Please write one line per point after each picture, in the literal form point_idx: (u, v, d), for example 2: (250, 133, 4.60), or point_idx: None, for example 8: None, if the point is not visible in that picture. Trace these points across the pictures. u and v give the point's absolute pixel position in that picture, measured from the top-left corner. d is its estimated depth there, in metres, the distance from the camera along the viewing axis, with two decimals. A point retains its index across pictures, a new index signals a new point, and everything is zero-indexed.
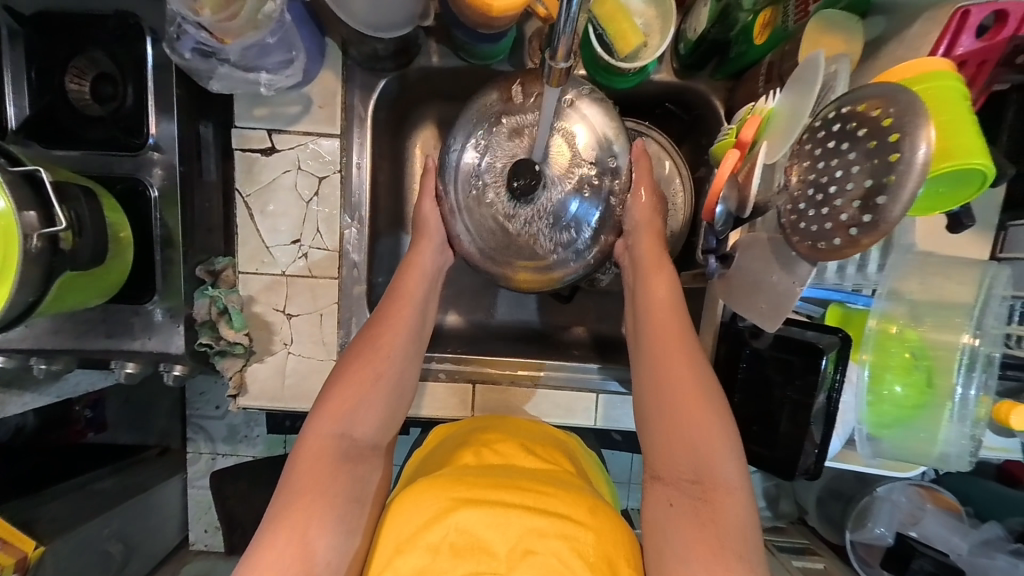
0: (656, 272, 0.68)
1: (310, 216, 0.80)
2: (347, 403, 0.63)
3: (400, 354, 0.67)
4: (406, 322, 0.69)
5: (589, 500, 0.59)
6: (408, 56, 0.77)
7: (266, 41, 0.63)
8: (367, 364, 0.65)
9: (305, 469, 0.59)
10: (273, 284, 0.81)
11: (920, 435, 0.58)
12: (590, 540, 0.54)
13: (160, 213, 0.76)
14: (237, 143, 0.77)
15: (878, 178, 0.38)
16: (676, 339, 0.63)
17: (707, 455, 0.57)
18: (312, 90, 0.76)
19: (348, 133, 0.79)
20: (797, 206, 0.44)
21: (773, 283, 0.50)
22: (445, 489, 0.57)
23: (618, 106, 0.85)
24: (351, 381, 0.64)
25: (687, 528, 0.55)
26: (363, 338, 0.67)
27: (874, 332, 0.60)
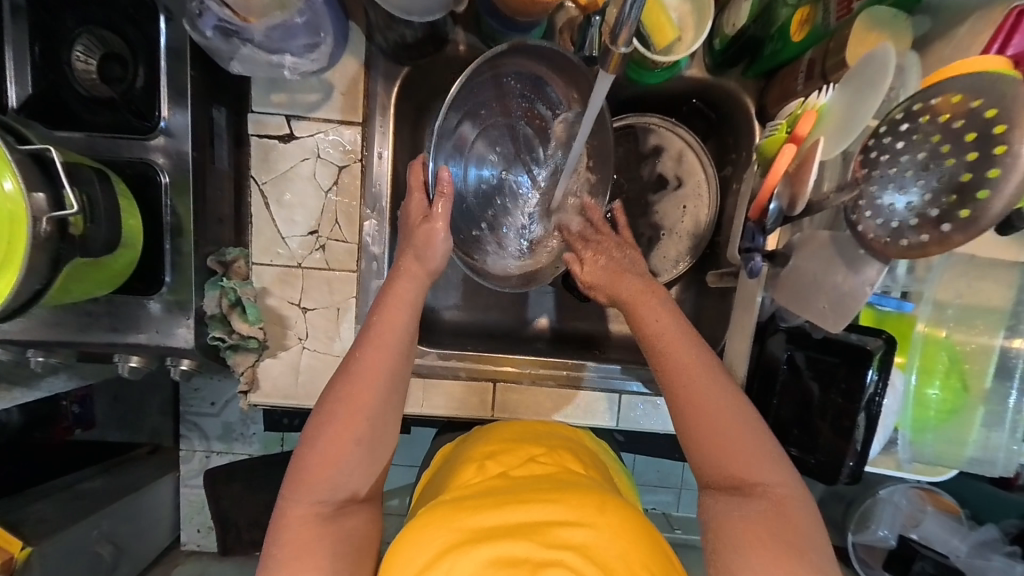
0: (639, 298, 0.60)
1: (328, 207, 0.77)
2: (324, 465, 0.56)
3: (377, 411, 0.58)
4: (388, 351, 0.59)
5: (596, 498, 0.57)
6: (435, 44, 0.75)
7: (294, 21, 0.61)
8: (339, 426, 0.57)
9: (293, 533, 0.54)
10: (287, 277, 0.78)
11: (959, 441, 0.58)
12: (602, 542, 0.53)
13: (170, 201, 0.73)
14: (253, 129, 0.74)
15: (978, 172, 0.37)
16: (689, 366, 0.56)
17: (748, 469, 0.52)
18: (333, 76, 0.74)
19: (369, 123, 0.77)
20: (875, 200, 0.44)
21: (836, 283, 0.49)
22: (449, 521, 0.55)
23: (645, 100, 0.83)
24: (327, 450, 0.56)
25: (755, 537, 0.50)
26: (338, 394, 0.58)
27: (921, 337, 0.58)
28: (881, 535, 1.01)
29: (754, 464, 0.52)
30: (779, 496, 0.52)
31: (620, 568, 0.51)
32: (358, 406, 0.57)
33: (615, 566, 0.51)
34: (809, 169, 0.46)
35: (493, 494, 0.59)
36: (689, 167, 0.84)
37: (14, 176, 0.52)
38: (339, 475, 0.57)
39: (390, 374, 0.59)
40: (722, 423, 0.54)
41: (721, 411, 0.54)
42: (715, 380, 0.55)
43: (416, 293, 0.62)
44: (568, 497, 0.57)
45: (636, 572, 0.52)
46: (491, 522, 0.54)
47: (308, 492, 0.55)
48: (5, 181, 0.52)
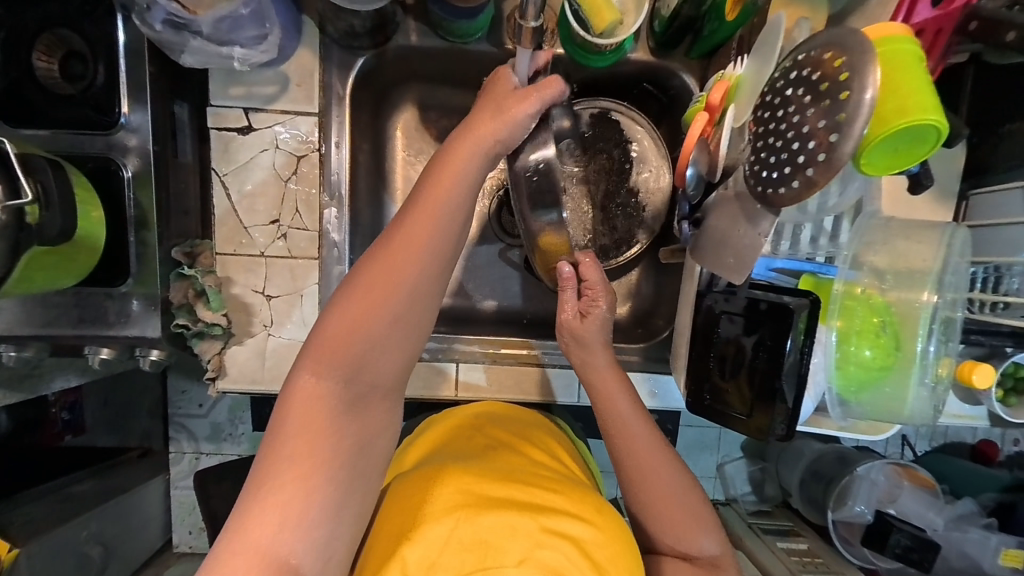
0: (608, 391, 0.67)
1: (289, 195, 0.79)
2: (349, 335, 0.53)
3: (414, 288, 0.55)
4: (435, 222, 0.55)
5: (595, 500, 0.59)
6: (384, 33, 0.77)
7: (239, 12, 0.63)
8: (367, 297, 0.54)
9: (305, 403, 0.53)
10: (252, 265, 0.80)
11: (888, 395, 0.60)
12: (595, 540, 0.55)
13: (133, 193, 0.75)
14: (212, 121, 0.77)
15: (831, 117, 0.40)
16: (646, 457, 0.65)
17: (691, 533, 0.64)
18: (288, 68, 0.76)
19: (326, 113, 0.79)
20: (758, 152, 0.45)
21: (739, 238, 0.50)
22: (452, 480, 0.58)
23: (596, 85, 0.86)
24: (357, 315, 0.53)
25: None
26: (375, 263, 0.54)
27: (840, 293, 0.61)
28: (858, 511, 1.03)
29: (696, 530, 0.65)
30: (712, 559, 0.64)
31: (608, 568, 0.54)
32: (390, 277, 0.54)
33: (603, 564, 0.54)
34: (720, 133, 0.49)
35: (500, 468, 0.61)
36: (643, 153, 0.86)
37: None
38: (366, 349, 0.54)
39: (434, 251, 0.55)
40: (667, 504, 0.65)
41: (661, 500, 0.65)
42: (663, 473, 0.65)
43: (461, 191, 0.56)
44: (567, 494, 0.59)
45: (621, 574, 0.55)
46: (493, 492, 0.57)
47: (327, 367, 0.53)
48: None
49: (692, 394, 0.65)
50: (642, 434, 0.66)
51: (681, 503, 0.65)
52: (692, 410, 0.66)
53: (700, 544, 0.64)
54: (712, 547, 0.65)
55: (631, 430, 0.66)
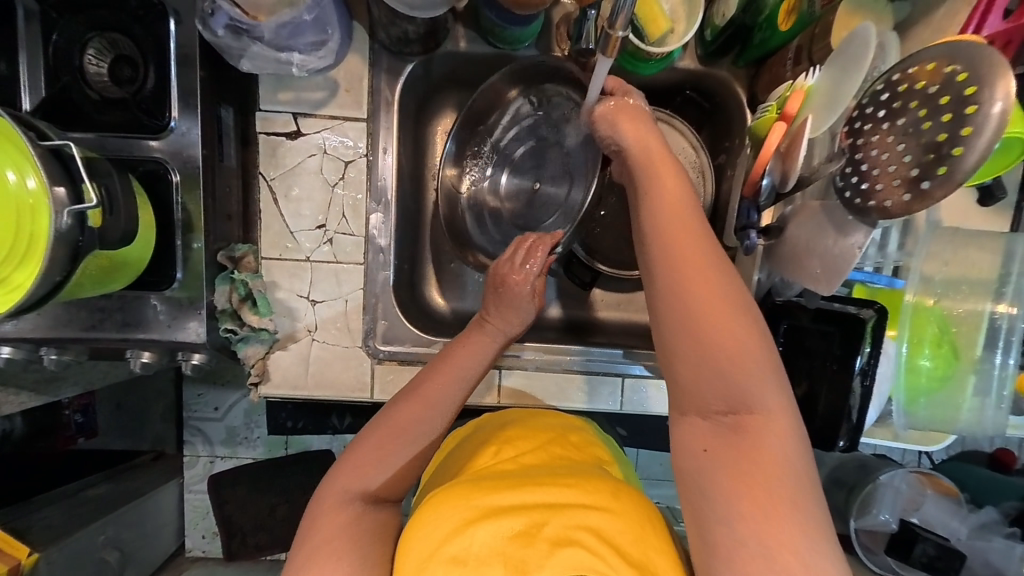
0: (662, 170, 0.55)
1: (335, 200, 0.79)
2: (378, 451, 0.60)
3: (441, 416, 0.65)
4: (468, 359, 0.68)
5: (610, 486, 0.58)
6: (435, 40, 0.77)
7: (302, 19, 0.63)
8: (412, 412, 0.63)
9: (324, 519, 0.55)
10: (296, 270, 0.79)
11: (952, 406, 0.60)
12: (617, 527, 0.52)
13: (181, 198, 0.75)
14: (261, 126, 0.77)
15: (952, 131, 0.40)
16: (694, 259, 0.49)
17: (735, 381, 0.46)
18: (338, 74, 0.76)
19: (374, 119, 0.79)
20: (860, 167, 0.47)
21: (828, 247, 0.52)
22: (463, 498, 0.55)
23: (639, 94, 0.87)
24: (384, 439, 0.61)
25: (734, 482, 0.45)
26: (407, 397, 0.64)
27: (910, 306, 0.61)
28: (882, 519, 1.02)
29: (745, 379, 0.47)
30: (762, 418, 0.46)
31: (634, 552, 0.51)
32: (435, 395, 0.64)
33: (630, 552, 0.51)
34: (797, 148, 0.50)
35: (511, 478, 0.59)
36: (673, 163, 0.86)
37: (36, 173, 0.54)
38: (397, 457, 0.61)
39: (458, 388, 0.66)
40: (718, 324, 0.47)
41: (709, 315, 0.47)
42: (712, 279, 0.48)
43: (480, 344, 0.70)
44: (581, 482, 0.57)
45: (651, 556, 0.52)
46: (505, 501, 0.54)
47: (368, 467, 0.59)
48: (27, 177, 0.55)
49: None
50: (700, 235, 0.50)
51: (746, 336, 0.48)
52: None
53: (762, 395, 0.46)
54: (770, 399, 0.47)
55: (686, 224, 0.51)
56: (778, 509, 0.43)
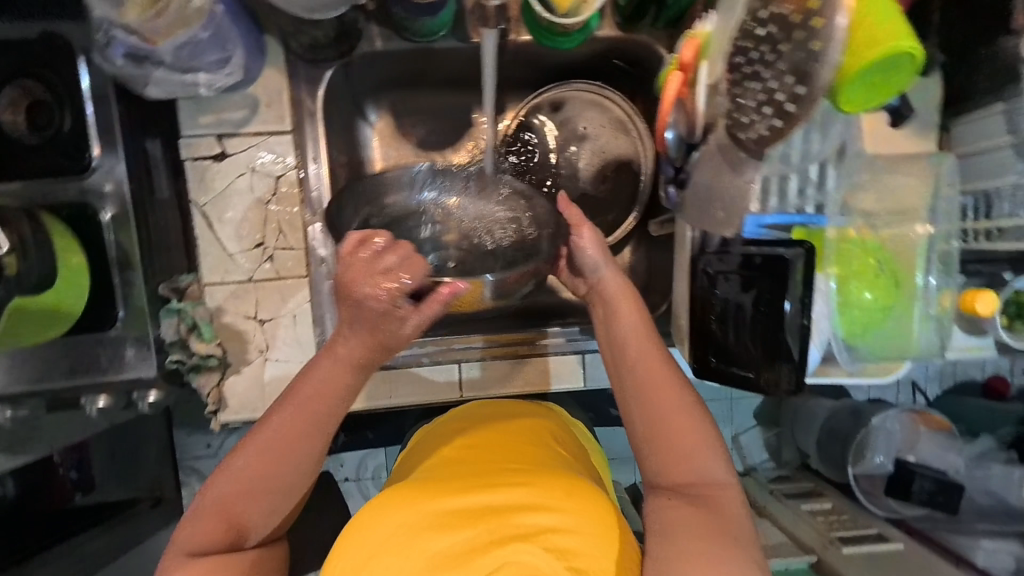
0: (620, 301, 0.64)
1: (271, 217, 0.78)
2: (256, 474, 0.55)
3: (315, 443, 0.57)
4: (343, 372, 0.58)
5: (566, 481, 0.52)
6: (349, 42, 0.77)
7: (200, 37, 0.62)
8: (284, 432, 0.56)
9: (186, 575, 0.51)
10: (239, 292, 0.78)
11: (890, 334, 0.63)
12: (575, 527, 0.48)
13: (114, 235, 0.74)
14: (187, 153, 0.77)
15: (806, 49, 0.43)
16: (658, 376, 0.60)
17: (694, 459, 0.57)
18: (256, 90, 0.76)
19: (300, 130, 0.79)
20: (740, 99, 0.48)
21: (725, 187, 0.55)
22: (418, 497, 0.51)
23: (569, 68, 0.88)
24: (258, 455, 0.56)
25: (694, 543, 0.51)
26: (289, 407, 0.57)
27: (844, 242, 0.62)
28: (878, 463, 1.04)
29: (700, 459, 0.57)
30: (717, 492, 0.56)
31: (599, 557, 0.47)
32: (311, 399, 0.57)
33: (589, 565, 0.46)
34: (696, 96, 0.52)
35: (467, 475, 0.55)
36: (602, 137, 0.90)
37: None
38: (275, 487, 0.56)
39: (332, 404, 0.58)
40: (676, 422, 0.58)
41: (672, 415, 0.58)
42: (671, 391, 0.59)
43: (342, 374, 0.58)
44: (532, 484, 0.52)
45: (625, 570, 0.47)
46: (459, 504, 0.50)
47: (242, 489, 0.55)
48: None
49: (699, 355, 0.65)
50: (655, 362, 0.60)
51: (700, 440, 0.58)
52: (700, 373, 0.67)
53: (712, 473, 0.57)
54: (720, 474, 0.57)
55: (640, 346, 0.61)
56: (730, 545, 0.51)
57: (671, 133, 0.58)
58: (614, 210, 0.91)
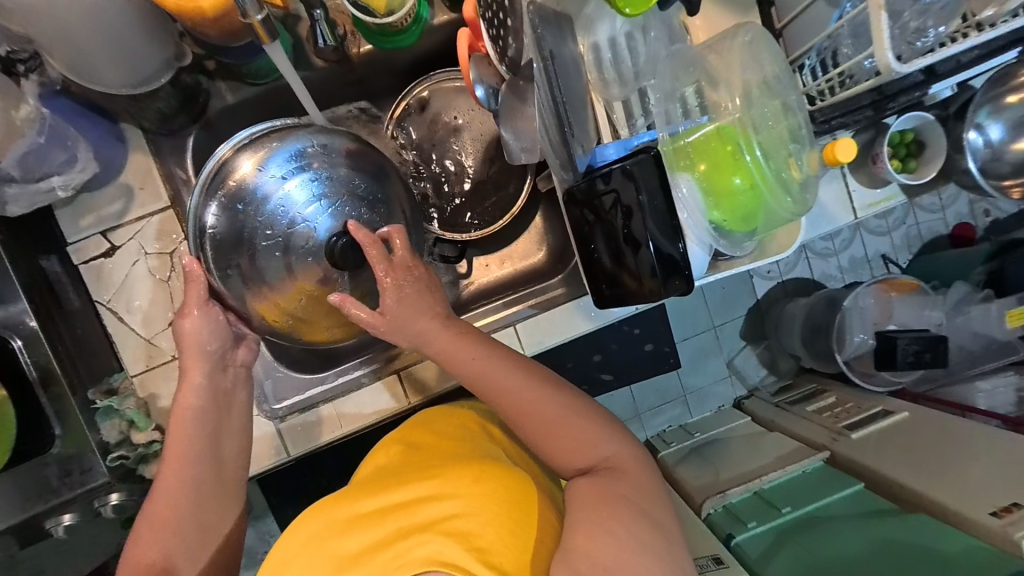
0: (450, 344, 0.69)
1: (175, 292, 0.80)
2: (170, 501, 0.65)
3: (191, 473, 0.67)
4: (188, 425, 0.68)
5: (473, 471, 0.63)
6: (199, 104, 0.80)
7: (37, 142, 0.67)
8: (176, 472, 0.66)
9: None
10: (167, 371, 0.82)
11: (773, 211, 0.65)
12: (468, 508, 0.57)
13: (28, 357, 0.72)
14: (78, 257, 0.80)
15: (508, 28, 0.68)
16: (523, 393, 0.66)
17: (584, 442, 0.63)
18: (126, 177, 0.79)
19: (180, 201, 0.80)
20: (500, 44, 0.69)
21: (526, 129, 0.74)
22: (339, 508, 0.65)
23: (427, 65, 0.92)
24: (160, 497, 0.65)
25: (598, 518, 0.54)
26: (166, 454, 0.67)
27: (713, 134, 0.64)
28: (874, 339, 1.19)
29: (590, 438, 0.64)
30: (613, 462, 0.62)
31: (490, 527, 0.56)
32: (186, 431, 0.67)
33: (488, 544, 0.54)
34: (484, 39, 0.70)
35: (385, 482, 0.66)
36: (474, 120, 0.93)
37: None
38: (185, 517, 0.65)
39: (194, 435, 0.68)
40: (558, 421, 0.65)
41: (551, 416, 0.65)
42: (541, 396, 0.66)
43: (203, 376, 0.70)
44: (435, 481, 0.62)
45: (517, 537, 0.56)
46: (371, 505, 0.63)
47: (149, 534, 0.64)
48: None
49: (593, 278, 0.70)
50: (518, 375, 0.67)
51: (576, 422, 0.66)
52: (606, 301, 0.70)
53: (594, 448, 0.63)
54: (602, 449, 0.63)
55: (497, 371, 0.67)
56: (618, 510, 0.55)
57: (480, 87, 0.75)
58: (510, 177, 0.93)
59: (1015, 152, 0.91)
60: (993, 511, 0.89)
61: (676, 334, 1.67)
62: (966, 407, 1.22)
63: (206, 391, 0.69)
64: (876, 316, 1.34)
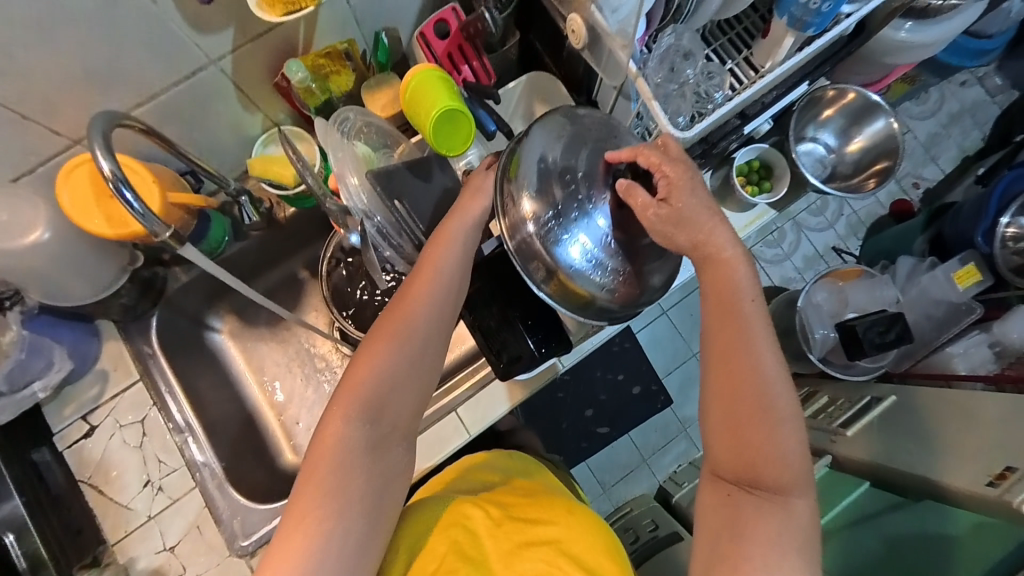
0: (720, 309, 0.66)
1: (149, 454, 0.91)
2: (368, 376, 0.67)
3: (425, 327, 0.69)
4: (428, 279, 0.70)
5: (563, 504, 0.78)
6: (157, 288, 0.94)
7: (19, 357, 0.82)
8: (407, 318, 0.69)
9: (311, 462, 0.65)
10: (145, 531, 0.88)
11: None
12: (566, 532, 0.74)
13: (21, 549, 0.80)
14: (60, 445, 0.90)
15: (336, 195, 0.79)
16: (725, 373, 0.65)
17: (766, 453, 0.62)
18: (102, 363, 0.92)
19: (148, 372, 0.94)
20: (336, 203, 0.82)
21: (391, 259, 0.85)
22: (444, 520, 0.75)
23: None
24: (366, 352, 0.68)
25: (712, 526, 0.64)
26: (385, 316, 0.70)
27: None
28: (824, 335, 1.39)
29: (772, 442, 0.63)
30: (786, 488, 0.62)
31: (580, 550, 0.72)
32: (436, 281, 0.70)
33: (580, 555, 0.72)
34: (343, 193, 0.76)
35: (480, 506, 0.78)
36: None
37: None
38: (387, 391, 0.68)
39: (435, 301, 0.70)
40: (756, 420, 0.63)
41: (758, 416, 0.63)
42: (748, 393, 0.63)
43: (457, 245, 0.70)
44: (534, 510, 0.77)
45: (596, 558, 0.72)
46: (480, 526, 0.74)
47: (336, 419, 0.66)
48: None
49: (498, 367, 0.79)
50: (738, 361, 0.65)
51: (785, 411, 0.64)
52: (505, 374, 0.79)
53: (790, 455, 0.63)
54: (796, 451, 0.63)
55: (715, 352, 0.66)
56: (760, 522, 0.61)
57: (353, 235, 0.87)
58: None
59: (852, 153, 1.05)
60: (989, 481, 0.82)
61: (660, 368, 1.73)
62: (951, 376, 1.15)
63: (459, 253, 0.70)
64: (832, 308, 1.40)
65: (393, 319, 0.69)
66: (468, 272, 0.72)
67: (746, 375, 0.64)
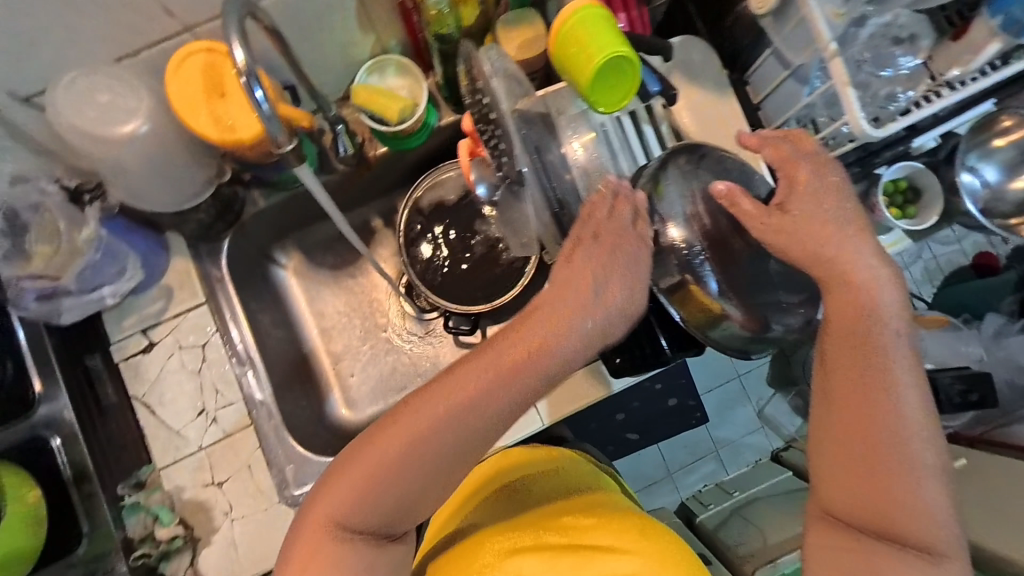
0: (855, 358, 0.58)
1: (206, 382, 0.85)
2: (384, 468, 0.57)
3: (465, 434, 0.57)
4: (491, 370, 0.57)
5: (633, 526, 0.69)
6: (234, 210, 0.88)
7: (94, 258, 0.78)
8: (450, 409, 0.56)
9: (307, 535, 0.57)
10: (191, 463, 0.83)
11: None
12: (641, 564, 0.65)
13: (65, 456, 0.77)
14: (117, 356, 0.85)
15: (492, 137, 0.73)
16: (852, 417, 0.57)
17: (904, 507, 0.55)
18: (166, 279, 0.86)
19: (214, 297, 0.87)
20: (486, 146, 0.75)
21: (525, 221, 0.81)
22: (502, 537, 0.69)
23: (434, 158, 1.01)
24: (391, 437, 0.57)
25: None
26: (436, 388, 0.58)
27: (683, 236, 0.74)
28: None
29: (911, 496, 0.55)
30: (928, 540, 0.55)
31: None
32: (489, 389, 0.57)
33: None
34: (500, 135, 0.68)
35: (534, 520, 0.72)
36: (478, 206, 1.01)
37: None
38: (408, 486, 0.57)
39: (486, 404, 0.57)
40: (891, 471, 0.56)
41: (892, 464, 0.56)
42: (881, 436, 0.56)
43: (536, 338, 0.57)
44: (597, 527, 0.69)
45: None
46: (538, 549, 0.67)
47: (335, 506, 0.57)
48: None
49: None
50: (872, 406, 0.57)
51: (925, 461, 0.56)
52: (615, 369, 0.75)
53: (932, 512, 0.55)
54: (938, 504, 0.56)
55: (839, 398, 0.58)
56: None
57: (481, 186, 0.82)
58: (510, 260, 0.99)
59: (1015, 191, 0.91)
60: None
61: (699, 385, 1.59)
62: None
63: (535, 351, 0.57)
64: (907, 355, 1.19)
65: (451, 382, 0.57)
66: (534, 392, 0.58)
67: (880, 416, 0.56)
